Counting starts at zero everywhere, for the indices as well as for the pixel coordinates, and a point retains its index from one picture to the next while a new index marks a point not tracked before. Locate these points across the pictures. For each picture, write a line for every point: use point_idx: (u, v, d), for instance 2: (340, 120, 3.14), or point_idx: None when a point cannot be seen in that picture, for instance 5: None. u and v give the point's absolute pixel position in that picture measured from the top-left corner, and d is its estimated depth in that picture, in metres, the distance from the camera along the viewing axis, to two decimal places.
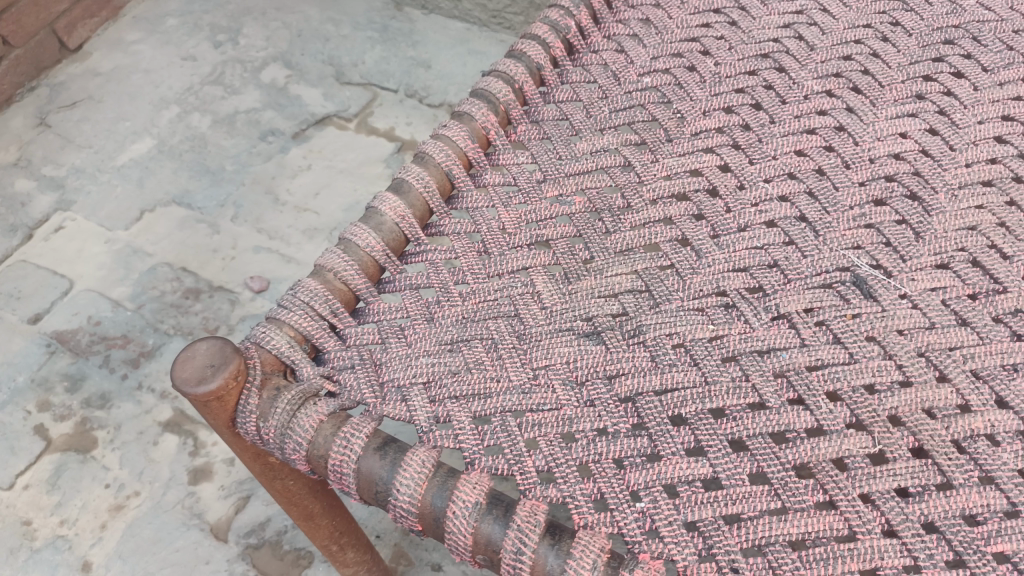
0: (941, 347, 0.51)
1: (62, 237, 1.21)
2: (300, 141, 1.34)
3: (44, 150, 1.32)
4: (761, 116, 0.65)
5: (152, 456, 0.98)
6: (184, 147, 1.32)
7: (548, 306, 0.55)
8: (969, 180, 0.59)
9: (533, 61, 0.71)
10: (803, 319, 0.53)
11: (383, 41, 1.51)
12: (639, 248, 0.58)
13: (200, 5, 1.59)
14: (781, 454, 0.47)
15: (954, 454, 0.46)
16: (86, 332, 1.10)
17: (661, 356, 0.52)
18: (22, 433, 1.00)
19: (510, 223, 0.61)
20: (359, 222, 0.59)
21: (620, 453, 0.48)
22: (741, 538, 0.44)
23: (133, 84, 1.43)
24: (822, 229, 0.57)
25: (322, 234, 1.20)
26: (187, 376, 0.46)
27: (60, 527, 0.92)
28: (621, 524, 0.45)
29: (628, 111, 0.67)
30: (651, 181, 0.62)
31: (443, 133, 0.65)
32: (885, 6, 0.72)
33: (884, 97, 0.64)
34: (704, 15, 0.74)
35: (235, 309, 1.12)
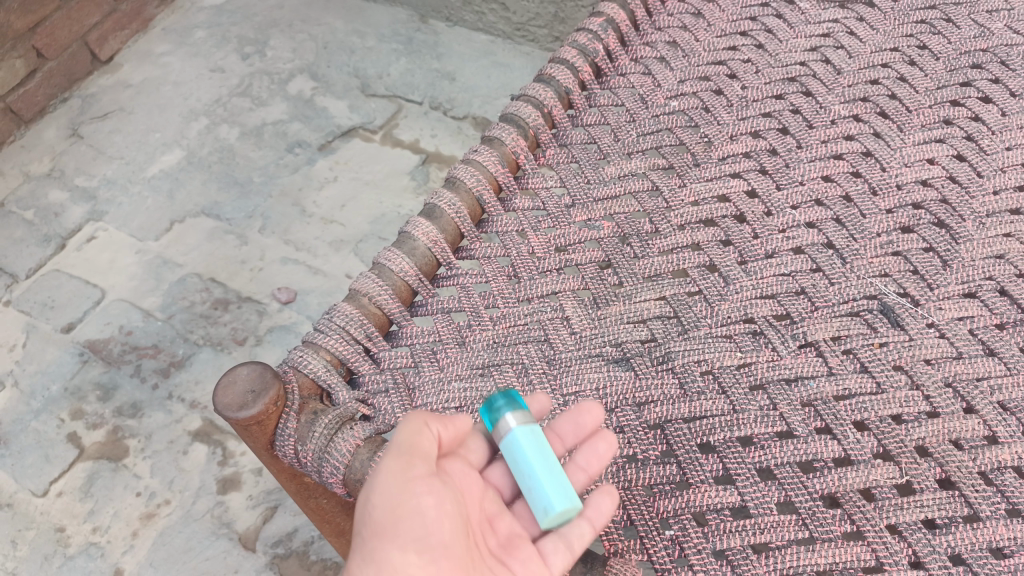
0: (968, 377, 0.51)
1: (94, 247, 1.23)
2: (326, 152, 1.35)
3: (77, 161, 1.35)
4: (788, 141, 0.65)
5: (182, 465, 1.00)
6: (212, 158, 1.35)
7: (577, 331, 0.56)
8: (996, 208, 0.59)
9: (561, 85, 0.72)
10: (830, 347, 0.53)
11: (408, 53, 1.53)
12: (666, 275, 0.59)
13: (228, 17, 1.62)
14: (809, 484, 0.48)
15: (981, 486, 0.47)
16: (117, 342, 1.12)
17: (689, 383, 0.52)
18: (56, 441, 1.02)
19: (539, 248, 0.61)
20: (392, 247, 0.60)
21: (649, 480, 0.49)
22: (770, 567, 0.44)
23: (162, 96, 1.45)
24: (849, 256, 0.57)
25: (349, 246, 1.22)
26: (228, 402, 0.47)
27: (93, 534, 0.95)
28: (651, 552, 0.46)
29: (655, 135, 0.68)
30: (679, 207, 0.62)
31: (473, 158, 0.66)
32: (912, 29, 0.72)
33: (912, 123, 0.65)
34: (731, 38, 0.75)
35: (263, 320, 1.14)
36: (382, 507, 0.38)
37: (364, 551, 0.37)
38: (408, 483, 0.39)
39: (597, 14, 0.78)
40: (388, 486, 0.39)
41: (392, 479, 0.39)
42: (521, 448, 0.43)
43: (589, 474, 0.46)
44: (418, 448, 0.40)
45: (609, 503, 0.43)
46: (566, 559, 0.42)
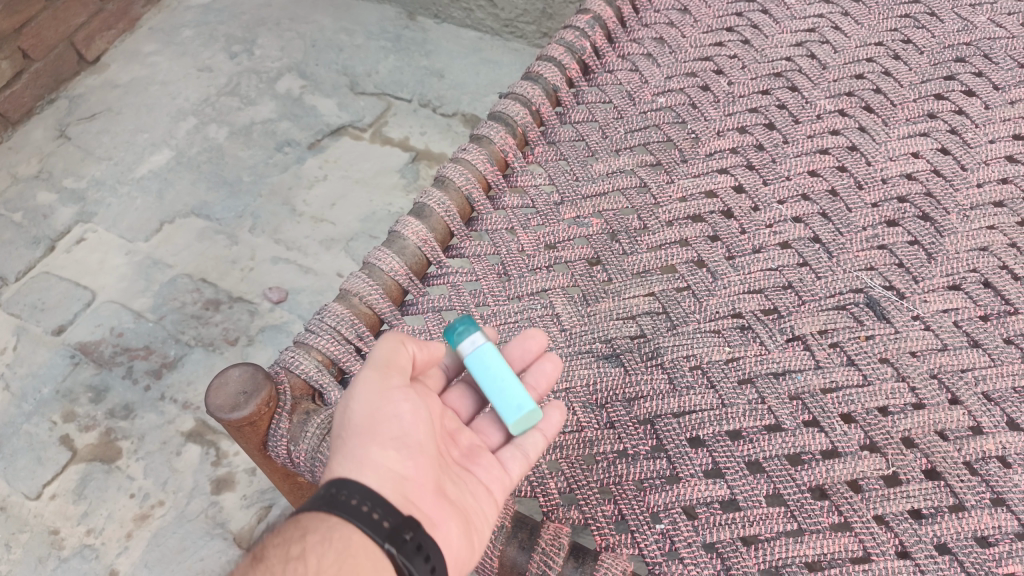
0: (953, 369, 0.52)
1: (84, 249, 1.23)
2: (316, 151, 1.35)
3: (65, 162, 1.34)
4: (774, 136, 0.66)
5: (176, 466, 1.00)
6: (202, 158, 1.34)
7: (566, 328, 0.57)
8: (980, 201, 0.60)
9: (549, 83, 0.72)
10: (817, 341, 0.54)
11: (396, 50, 1.52)
12: (655, 271, 0.59)
13: (215, 16, 1.61)
14: (797, 476, 0.48)
15: (966, 476, 0.48)
16: (109, 343, 1.12)
17: (678, 378, 0.53)
18: (49, 443, 1.02)
19: (529, 245, 0.62)
20: (382, 247, 0.61)
21: (639, 475, 0.49)
22: (759, 558, 0.45)
23: (150, 95, 1.45)
24: (835, 250, 0.58)
25: (339, 244, 1.22)
26: (220, 403, 0.47)
27: (87, 536, 0.95)
28: (642, 546, 0.46)
29: (643, 132, 0.68)
30: (666, 203, 0.63)
31: (462, 157, 0.66)
32: (897, 23, 0.73)
33: (896, 117, 0.65)
34: (717, 34, 0.75)
35: (254, 320, 1.14)
36: (366, 412, 0.41)
37: (349, 450, 0.40)
38: (391, 392, 0.42)
39: (584, 11, 0.78)
40: (373, 393, 0.41)
41: (377, 387, 0.42)
42: (483, 365, 0.46)
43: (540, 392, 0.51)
44: (400, 365, 0.43)
45: (559, 416, 0.48)
46: (522, 466, 0.46)
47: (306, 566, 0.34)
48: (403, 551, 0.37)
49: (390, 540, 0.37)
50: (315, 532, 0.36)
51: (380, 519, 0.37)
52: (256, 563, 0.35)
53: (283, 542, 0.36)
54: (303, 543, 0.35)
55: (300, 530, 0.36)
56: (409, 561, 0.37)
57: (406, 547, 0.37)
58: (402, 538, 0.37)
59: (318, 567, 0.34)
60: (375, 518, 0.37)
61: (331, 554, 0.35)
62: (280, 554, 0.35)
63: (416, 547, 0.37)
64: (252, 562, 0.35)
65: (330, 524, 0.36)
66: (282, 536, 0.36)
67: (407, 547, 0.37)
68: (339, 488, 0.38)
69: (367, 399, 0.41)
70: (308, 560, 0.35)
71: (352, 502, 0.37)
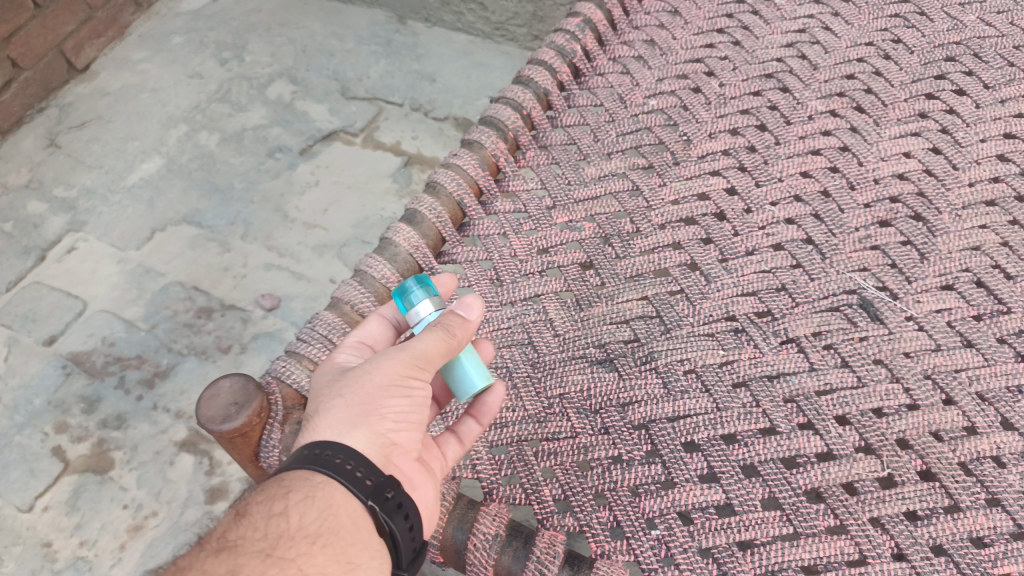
0: (947, 369, 0.52)
1: (75, 258, 1.22)
2: (307, 156, 1.35)
3: (55, 171, 1.34)
4: (766, 138, 0.65)
5: (169, 475, 1.00)
6: (193, 165, 1.34)
7: (560, 333, 0.56)
8: (972, 200, 0.60)
9: (540, 87, 0.72)
10: (811, 343, 0.54)
11: (387, 55, 1.52)
12: (648, 274, 0.59)
13: (205, 22, 1.61)
14: (792, 479, 0.48)
15: (961, 476, 0.48)
16: (101, 353, 1.11)
17: (672, 382, 0.53)
18: (41, 455, 1.01)
19: (521, 251, 0.61)
20: (373, 254, 0.60)
21: (634, 481, 0.49)
22: (754, 564, 0.45)
23: (140, 103, 1.44)
24: (828, 251, 0.58)
25: (332, 250, 1.22)
26: (212, 415, 0.47)
27: (81, 548, 0.94)
28: (638, 552, 0.46)
29: (635, 134, 0.68)
30: (659, 206, 0.63)
31: (453, 162, 0.66)
32: (887, 23, 0.73)
33: (887, 117, 0.65)
34: (708, 35, 0.75)
35: (247, 327, 1.13)
36: (376, 379, 0.40)
37: (344, 409, 0.40)
38: (413, 367, 0.41)
39: (574, 15, 0.78)
40: (393, 365, 0.40)
41: (398, 359, 0.41)
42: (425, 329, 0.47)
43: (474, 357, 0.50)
44: (430, 344, 0.42)
45: (496, 400, 0.47)
46: (458, 450, 0.47)
47: (287, 523, 0.35)
48: (384, 509, 0.38)
49: (372, 498, 0.38)
50: (298, 491, 0.37)
51: (364, 478, 0.38)
52: (240, 520, 0.36)
53: (266, 500, 0.37)
54: (286, 501, 0.36)
55: (284, 488, 0.37)
56: (390, 518, 0.38)
57: (387, 506, 0.38)
58: (384, 496, 0.38)
59: (299, 524, 0.36)
60: (359, 477, 0.38)
61: (312, 512, 0.36)
62: (262, 512, 0.36)
63: (396, 505, 0.39)
64: (236, 519, 0.37)
65: (315, 482, 0.37)
66: (266, 495, 0.37)
67: (388, 506, 0.38)
68: (326, 446, 0.38)
69: (382, 368, 0.40)
70: (290, 517, 0.36)
71: (337, 460, 0.38)
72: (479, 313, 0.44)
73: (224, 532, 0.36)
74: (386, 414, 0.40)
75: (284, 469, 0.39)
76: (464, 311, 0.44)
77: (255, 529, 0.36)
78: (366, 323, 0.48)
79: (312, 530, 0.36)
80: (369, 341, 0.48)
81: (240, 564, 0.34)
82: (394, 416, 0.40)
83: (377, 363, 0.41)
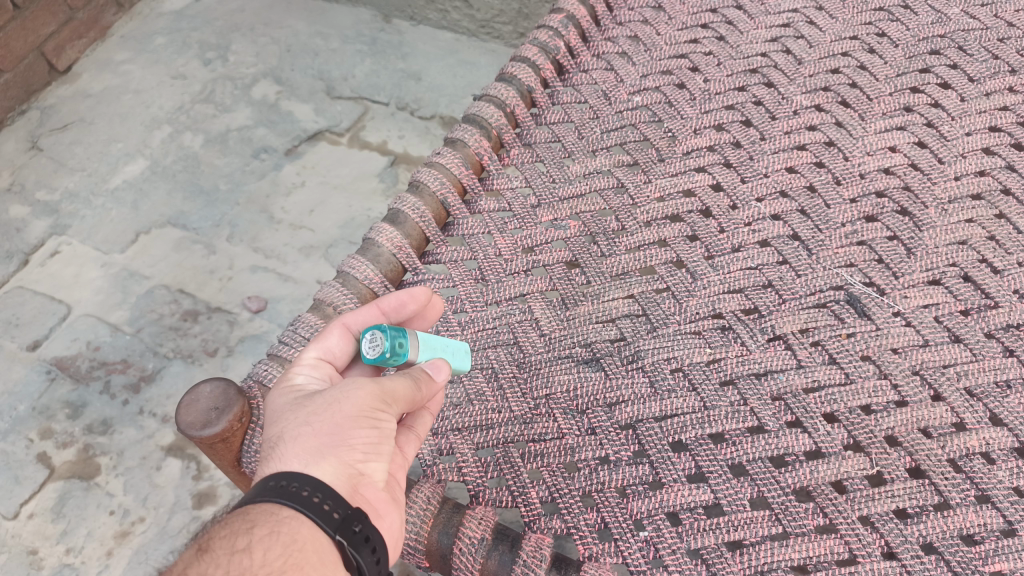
0: (934, 365, 0.51)
1: (59, 262, 1.21)
2: (293, 157, 1.34)
3: (38, 174, 1.32)
4: (751, 133, 0.65)
5: (156, 481, 0.99)
6: (177, 167, 1.33)
7: (546, 332, 0.56)
8: (958, 194, 0.59)
9: (523, 84, 0.71)
10: (798, 339, 0.53)
11: (372, 53, 1.51)
12: (634, 272, 0.59)
13: (188, 22, 1.59)
14: (780, 478, 0.48)
15: (950, 473, 0.47)
16: (85, 358, 1.10)
17: (659, 381, 0.52)
18: (25, 461, 1.00)
19: (506, 249, 0.61)
20: (356, 255, 0.60)
21: (622, 482, 0.48)
22: (744, 564, 0.44)
23: (123, 104, 1.43)
24: (815, 247, 0.57)
25: (318, 251, 1.21)
26: (191, 421, 0.46)
27: (67, 556, 0.93)
28: (626, 554, 0.46)
29: (619, 131, 0.67)
30: (644, 203, 0.62)
31: (436, 161, 0.65)
32: (871, 17, 0.73)
33: (873, 111, 0.65)
34: (692, 31, 0.75)
35: (234, 330, 1.12)
36: (346, 410, 0.40)
37: (311, 438, 0.39)
38: (382, 402, 0.41)
39: (557, 11, 0.77)
40: (364, 398, 0.40)
41: (368, 393, 0.40)
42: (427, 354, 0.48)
43: None
44: (399, 382, 0.42)
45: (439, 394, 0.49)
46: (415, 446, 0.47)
47: (250, 560, 0.34)
48: (352, 543, 0.38)
49: (339, 532, 0.38)
50: (262, 525, 0.36)
51: (332, 511, 0.37)
52: (201, 557, 0.35)
53: (229, 535, 0.36)
54: (250, 536, 0.35)
55: (248, 523, 0.36)
56: (357, 552, 0.38)
57: (354, 539, 0.38)
58: (352, 530, 0.38)
59: (263, 561, 0.34)
60: (326, 510, 0.37)
61: (277, 548, 0.35)
62: (224, 547, 0.35)
63: (364, 539, 0.38)
64: (199, 555, 0.36)
65: (281, 516, 0.36)
66: (229, 529, 0.36)
67: (356, 539, 0.38)
68: (292, 478, 0.37)
69: (352, 399, 0.40)
70: (253, 554, 0.35)
71: (303, 493, 0.37)
72: (447, 376, 0.45)
73: (184, 569, 0.35)
74: (355, 445, 0.40)
75: (248, 500, 0.38)
76: (434, 370, 0.45)
77: (217, 567, 0.34)
78: (328, 335, 0.46)
79: (277, 567, 0.34)
80: (329, 357, 0.46)
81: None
82: (362, 447, 0.40)
83: (345, 392, 0.41)
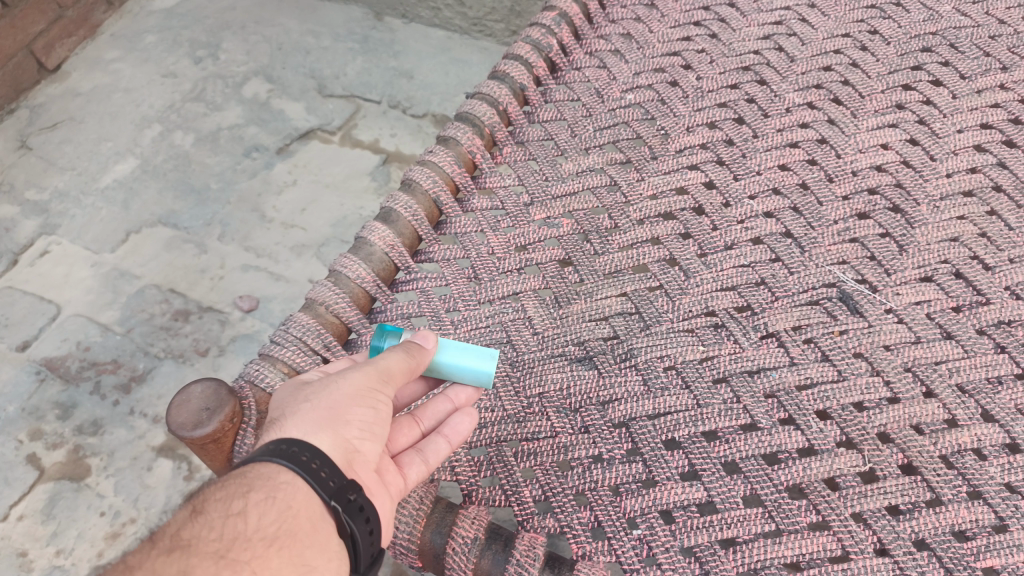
0: (927, 361, 0.51)
1: (48, 262, 1.20)
2: (284, 156, 1.33)
3: (27, 173, 1.31)
4: (744, 131, 0.65)
5: (147, 482, 0.98)
6: (167, 166, 1.32)
7: (539, 331, 0.56)
8: (950, 191, 0.59)
9: (516, 82, 0.71)
10: (791, 337, 0.53)
11: (364, 52, 1.51)
12: (627, 270, 0.58)
13: (179, 20, 1.59)
14: (773, 476, 0.48)
15: (942, 470, 0.47)
16: (75, 358, 1.09)
17: (652, 379, 0.52)
18: (15, 463, 0.99)
19: (499, 248, 0.61)
20: (348, 254, 0.59)
21: (615, 480, 0.48)
22: (737, 562, 0.44)
23: (113, 103, 1.42)
24: (807, 245, 0.57)
25: (310, 250, 1.21)
26: (182, 421, 0.46)
27: (57, 557, 0.92)
28: (619, 553, 0.46)
29: (612, 129, 0.67)
30: (637, 201, 0.62)
31: (428, 159, 0.65)
32: (863, 14, 0.73)
33: (865, 109, 0.65)
34: (685, 29, 0.75)
35: (225, 329, 1.12)
36: (344, 388, 0.41)
37: (310, 412, 0.40)
38: (378, 380, 0.42)
39: (549, 9, 0.77)
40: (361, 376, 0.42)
41: (365, 372, 0.42)
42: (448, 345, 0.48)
43: (456, 405, 0.50)
44: (394, 362, 0.43)
45: (467, 425, 0.47)
46: (421, 469, 0.46)
47: (244, 525, 0.35)
48: (346, 511, 0.38)
49: (334, 499, 0.38)
50: (258, 490, 0.36)
51: (328, 478, 0.38)
52: (195, 518, 0.35)
53: (225, 497, 0.36)
54: (246, 500, 0.36)
55: (246, 486, 0.36)
56: (351, 521, 0.38)
57: (349, 507, 0.38)
58: (347, 498, 0.38)
59: (258, 525, 0.35)
60: (322, 477, 0.38)
61: (272, 512, 0.36)
62: (220, 510, 0.35)
63: (359, 508, 0.38)
64: (192, 516, 0.35)
65: (278, 481, 0.37)
66: (225, 492, 0.36)
67: (351, 507, 0.38)
68: (291, 444, 0.38)
69: (350, 378, 0.42)
70: (249, 517, 0.35)
71: (301, 458, 0.38)
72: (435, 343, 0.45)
73: (177, 530, 0.35)
74: (352, 420, 0.40)
75: (246, 464, 0.38)
76: (422, 339, 0.45)
77: (210, 529, 0.35)
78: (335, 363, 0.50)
79: (270, 532, 0.35)
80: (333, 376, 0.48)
81: (192, 566, 0.33)
82: (358, 423, 0.41)
83: (344, 375, 0.42)
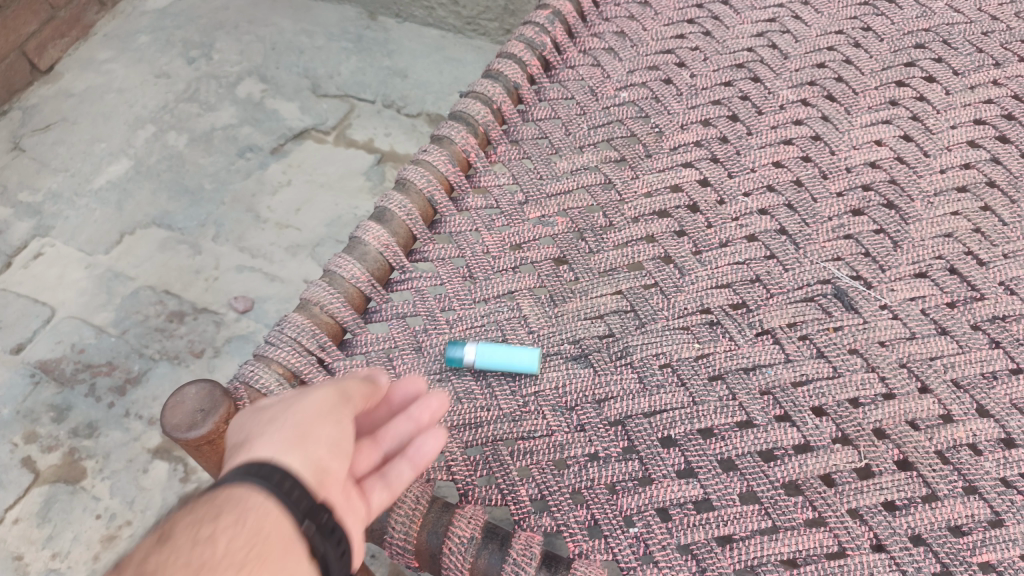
0: (922, 357, 0.51)
1: (42, 263, 1.20)
2: (279, 156, 1.33)
3: (20, 175, 1.31)
4: (738, 128, 0.65)
5: (143, 483, 0.98)
6: (161, 167, 1.32)
7: (534, 329, 0.56)
8: (944, 187, 0.59)
9: (510, 80, 0.71)
10: (786, 334, 0.53)
11: (358, 51, 1.50)
12: (622, 268, 0.58)
13: (171, 20, 1.58)
14: (769, 473, 0.48)
15: (938, 465, 0.47)
16: (70, 360, 1.09)
17: (648, 377, 0.52)
18: (10, 466, 0.99)
19: (494, 246, 0.61)
20: (342, 253, 0.59)
21: (611, 478, 0.48)
22: (733, 559, 0.44)
23: (106, 104, 1.41)
24: (802, 242, 0.57)
25: (305, 250, 1.21)
26: (177, 422, 0.46)
27: (53, 560, 0.92)
28: (615, 551, 0.46)
29: (606, 127, 0.67)
30: (632, 199, 0.62)
31: (422, 158, 0.65)
32: (856, 11, 0.73)
33: (858, 105, 0.65)
34: (678, 26, 0.75)
35: (221, 330, 1.12)
36: (307, 409, 0.37)
37: (273, 433, 0.36)
38: (343, 400, 0.39)
39: (543, 7, 0.77)
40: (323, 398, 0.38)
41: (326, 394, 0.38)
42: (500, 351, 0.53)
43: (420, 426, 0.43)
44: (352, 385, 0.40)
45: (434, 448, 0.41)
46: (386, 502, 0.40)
47: (215, 553, 0.29)
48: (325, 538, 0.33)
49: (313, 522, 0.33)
50: (228, 515, 0.31)
51: (305, 499, 0.33)
52: (155, 547, 0.29)
53: (190, 522, 0.30)
54: (215, 524, 0.30)
55: (210, 511, 0.31)
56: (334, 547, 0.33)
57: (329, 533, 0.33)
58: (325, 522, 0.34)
59: (231, 554, 0.29)
60: (298, 498, 0.33)
61: (246, 538, 0.30)
62: (185, 538, 0.29)
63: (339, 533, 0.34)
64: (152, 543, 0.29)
65: (248, 503, 0.32)
66: (188, 517, 0.30)
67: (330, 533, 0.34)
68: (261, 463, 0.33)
69: (312, 399, 0.38)
70: (220, 545, 0.29)
71: (274, 477, 0.33)
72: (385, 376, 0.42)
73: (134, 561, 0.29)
74: (321, 440, 0.36)
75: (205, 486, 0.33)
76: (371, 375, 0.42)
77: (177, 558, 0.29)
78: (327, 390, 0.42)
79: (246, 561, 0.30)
80: None
81: None
82: (326, 444, 0.36)
83: (304, 397, 0.38)
